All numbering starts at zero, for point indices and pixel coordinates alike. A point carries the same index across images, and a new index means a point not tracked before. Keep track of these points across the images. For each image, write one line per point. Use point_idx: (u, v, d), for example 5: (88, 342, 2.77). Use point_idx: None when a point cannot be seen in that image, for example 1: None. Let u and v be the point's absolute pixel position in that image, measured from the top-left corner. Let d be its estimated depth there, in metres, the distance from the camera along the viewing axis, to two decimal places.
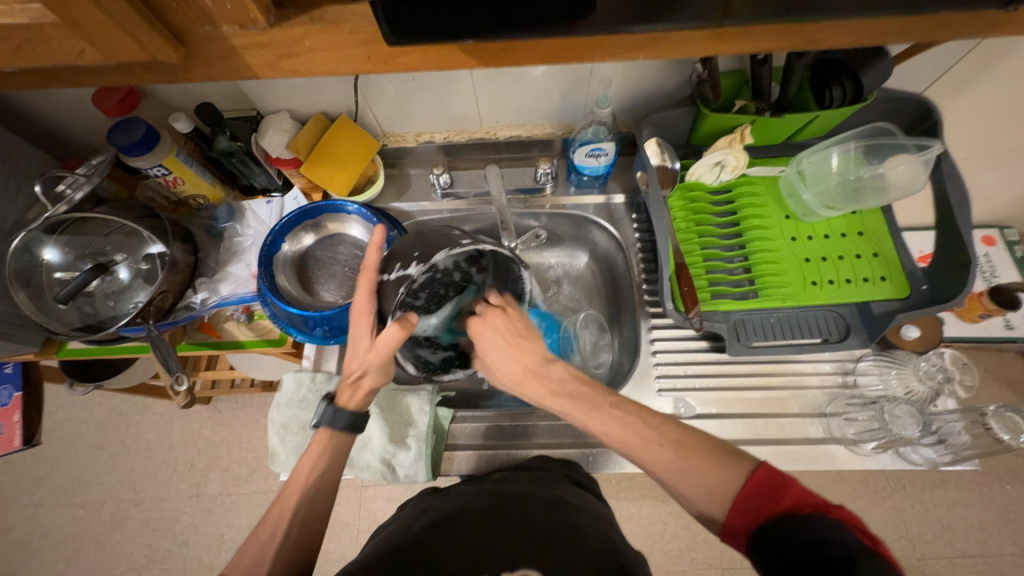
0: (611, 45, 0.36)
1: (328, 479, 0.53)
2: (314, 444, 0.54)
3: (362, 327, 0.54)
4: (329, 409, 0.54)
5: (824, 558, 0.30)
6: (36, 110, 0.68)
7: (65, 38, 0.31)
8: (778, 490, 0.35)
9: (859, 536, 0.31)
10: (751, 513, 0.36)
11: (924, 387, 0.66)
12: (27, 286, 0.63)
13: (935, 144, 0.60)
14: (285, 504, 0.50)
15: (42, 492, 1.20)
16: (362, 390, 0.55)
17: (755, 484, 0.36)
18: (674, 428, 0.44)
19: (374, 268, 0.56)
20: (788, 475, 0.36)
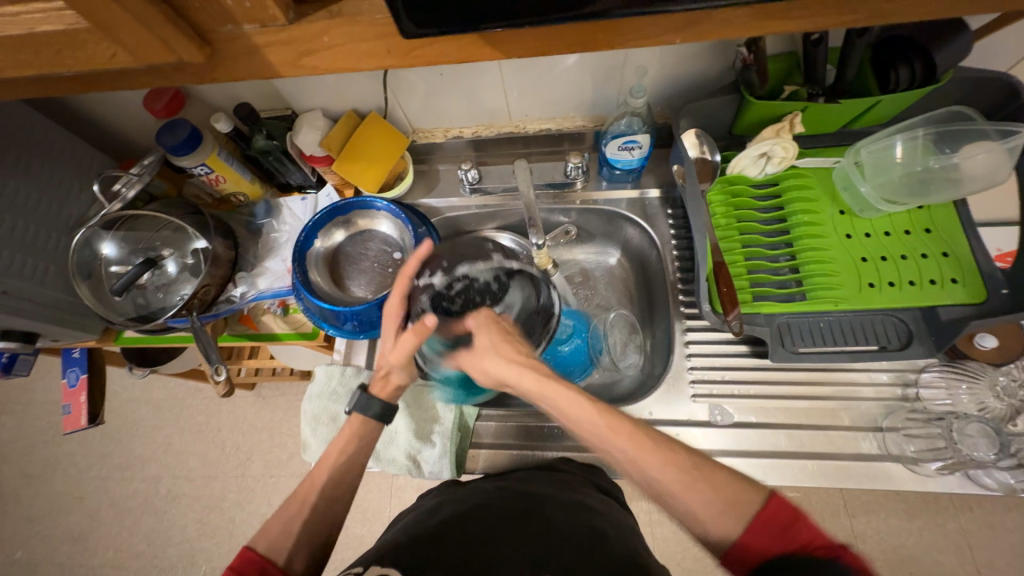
0: (642, 28, 0.34)
1: (355, 462, 0.54)
2: (347, 427, 0.55)
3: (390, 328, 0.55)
4: (361, 395, 0.55)
5: None
6: (95, 114, 0.73)
7: (98, 43, 0.32)
8: (793, 524, 0.36)
9: None
10: (765, 543, 0.37)
11: (1003, 404, 0.59)
12: (88, 278, 0.68)
13: (1023, 129, 0.53)
14: (313, 481, 0.52)
15: (108, 466, 1.32)
16: (391, 384, 0.57)
17: (768, 516, 0.37)
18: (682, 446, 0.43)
19: (409, 275, 0.54)
20: (801, 509, 0.37)
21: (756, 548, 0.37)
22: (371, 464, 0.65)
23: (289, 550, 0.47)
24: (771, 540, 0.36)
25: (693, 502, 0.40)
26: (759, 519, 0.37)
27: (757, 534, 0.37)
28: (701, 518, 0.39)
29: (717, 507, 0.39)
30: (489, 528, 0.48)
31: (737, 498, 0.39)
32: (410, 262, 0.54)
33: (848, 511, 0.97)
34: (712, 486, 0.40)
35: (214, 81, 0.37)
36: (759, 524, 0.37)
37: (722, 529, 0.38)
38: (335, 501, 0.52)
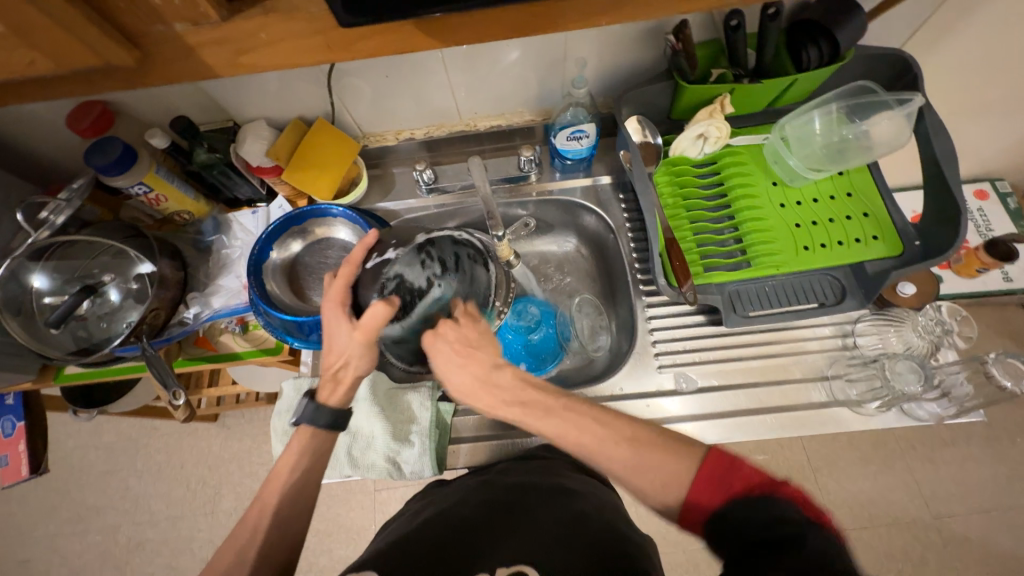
0: (575, 12, 0.36)
1: (308, 480, 0.52)
2: (295, 440, 0.53)
3: (336, 316, 0.53)
4: (310, 405, 0.54)
5: (777, 535, 0.33)
6: (12, 137, 0.68)
7: (13, 49, 0.30)
8: (734, 464, 0.39)
9: (802, 510, 0.34)
10: (710, 492, 0.38)
11: (924, 341, 0.65)
12: (18, 314, 0.63)
13: (915, 97, 0.59)
14: (263, 503, 0.50)
15: (58, 522, 1.21)
16: (342, 385, 0.55)
17: (710, 468, 0.39)
18: (629, 424, 0.46)
19: (356, 262, 0.56)
20: (736, 457, 0.39)
21: (700, 500, 0.39)
22: (349, 472, 0.64)
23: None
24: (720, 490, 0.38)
25: (642, 464, 0.43)
26: (699, 471, 0.40)
27: (700, 486, 0.39)
28: (651, 493, 0.41)
29: (665, 470, 0.42)
30: (461, 522, 0.49)
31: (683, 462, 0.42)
32: (358, 249, 0.57)
33: (812, 466, 1.04)
34: (659, 450, 0.43)
35: (146, 85, 0.36)
36: (705, 475, 0.39)
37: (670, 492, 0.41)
38: (298, 515, 0.51)
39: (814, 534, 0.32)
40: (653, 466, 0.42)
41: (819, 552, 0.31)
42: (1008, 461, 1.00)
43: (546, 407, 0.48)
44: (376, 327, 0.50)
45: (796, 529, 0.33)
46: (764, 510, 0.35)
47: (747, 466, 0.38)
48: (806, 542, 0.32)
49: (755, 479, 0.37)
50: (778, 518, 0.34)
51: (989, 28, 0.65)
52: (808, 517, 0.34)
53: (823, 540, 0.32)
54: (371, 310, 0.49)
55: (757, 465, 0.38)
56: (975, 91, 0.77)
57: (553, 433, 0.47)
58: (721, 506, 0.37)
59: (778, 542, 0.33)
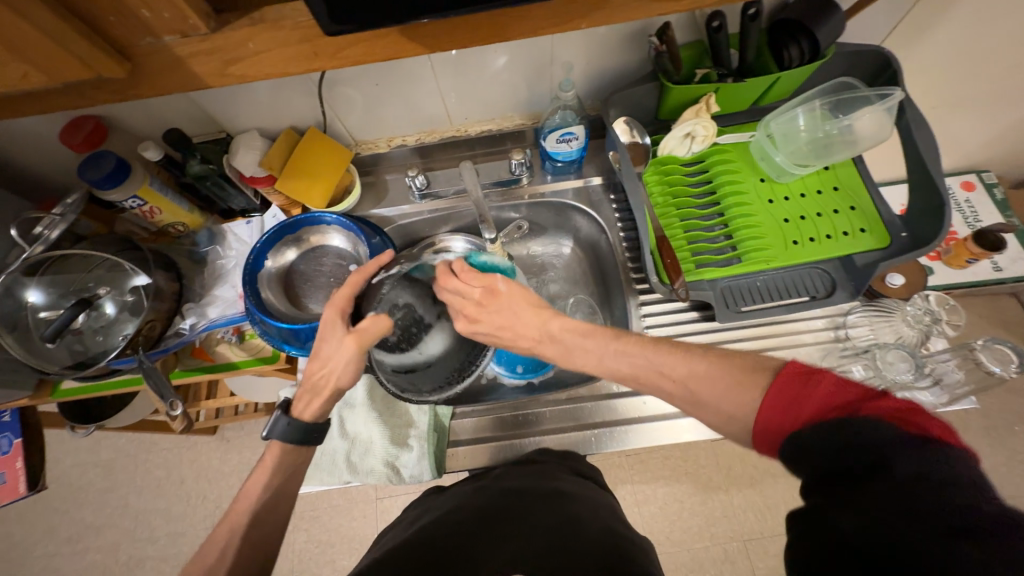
0: (556, 15, 0.36)
1: (283, 492, 0.54)
2: (268, 452, 0.55)
3: (331, 323, 0.51)
4: (282, 420, 0.55)
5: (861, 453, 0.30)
6: (5, 153, 0.68)
7: (6, 64, 0.31)
8: (809, 382, 0.36)
9: (895, 426, 0.30)
10: (783, 417, 0.36)
11: (914, 331, 0.67)
12: (13, 329, 0.63)
13: (896, 91, 0.60)
14: (234, 520, 0.51)
15: (57, 541, 1.20)
16: (317, 399, 0.55)
17: (779, 392, 0.37)
18: (682, 361, 0.46)
19: (366, 273, 0.54)
20: (813, 373, 0.36)
21: (774, 424, 0.37)
22: (348, 479, 0.63)
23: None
24: (788, 412, 0.36)
25: (706, 396, 0.43)
26: (770, 396, 0.38)
27: (772, 407, 0.37)
28: (721, 425, 0.43)
29: (734, 400, 0.41)
30: (455, 529, 0.49)
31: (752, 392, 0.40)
32: (370, 263, 0.54)
33: None
34: (721, 381, 0.43)
35: (138, 97, 0.36)
36: (777, 392, 0.37)
37: (742, 419, 0.40)
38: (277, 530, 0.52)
39: (908, 452, 0.29)
40: (716, 398, 0.43)
41: (912, 478, 0.28)
42: (1006, 450, 1.01)
43: (600, 352, 0.51)
44: (369, 341, 0.48)
45: (884, 453, 0.29)
46: (847, 431, 0.31)
47: (825, 382, 0.35)
48: (895, 469, 0.28)
49: (836, 397, 0.34)
50: (863, 442, 0.30)
51: (964, 23, 0.67)
52: (901, 433, 0.30)
53: (918, 459, 0.28)
54: (371, 322, 0.47)
55: (841, 379, 0.34)
56: (955, 84, 0.78)
57: (624, 374, 0.50)
58: (796, 430, 0.35)
59: (863, 469, 0.30)
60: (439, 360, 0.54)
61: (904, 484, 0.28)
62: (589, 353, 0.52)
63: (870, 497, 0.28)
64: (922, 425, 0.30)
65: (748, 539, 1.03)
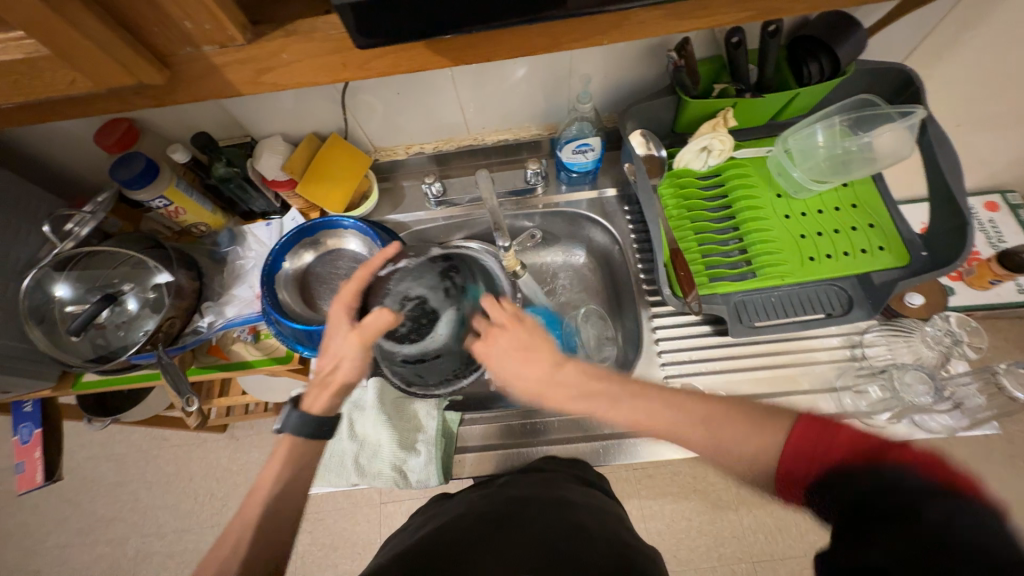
0: (579, 32, 0.37)
1: (294, 486, 0.54)
2: (279, 447, 0.55)
3: (340, 316, 0.54)
4: (294, 414, 0.55)
5: (885, 505, 0.31)
6: (43, 153, 0.71)
7: (56, 70, 0.32)
8: (827, 429, 0.37)
9: (919, 471, 0.31)
10: (807, 466, 0.37)
11: (933, 352, 0.65)
12: (41, 322, 0.65)
13: (918, 109, 0.60)
14: (246, 516, 0.52)
15: (68, 532, 1.22)
16: (327, 390, 0.56)
17: (799, 434, 0.39)
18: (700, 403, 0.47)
19: (372, 268, 0.55)
20: (831, 419, 0.38)
21: (798, 469, 0.38)
22: (356, 481, 0.64)
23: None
24: (807, 458, 0.38)
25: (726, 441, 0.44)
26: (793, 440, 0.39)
27: (797, 454, 0.38)
28: (729, 465, 0.43)
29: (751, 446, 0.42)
30: (464, 535, 0.49)
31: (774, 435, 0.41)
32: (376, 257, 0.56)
33: None
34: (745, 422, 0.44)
35: (175, 102, 0.38)
36: (795, 440, 0.39)
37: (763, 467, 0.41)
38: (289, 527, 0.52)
39: (938, 502, 0.29)
40: (735, 441, 0.43)
41: (942, 521, 0.28)
42: None
43: (614, 396, 0.50)
44: (376, 332, 0.48)
45: (910, 499, 0.30)
46: (874, 479, 0.32)
47: (845, 433, 0.36)
48: (923, 513, 0.29)
49: (856, 445, 0.35)
50: (885, 487, 0.31)
51: (990, 42, 0.66)
52: (932, 483, 0.30)
53: (948, 513, 0.28)
54: (374, 316, 0.47)
55: (858, 428, 0.36)
56: (980, 103, 0.77)
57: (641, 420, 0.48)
58: (817, 481, 0.36)
59: (889, 514, 0.30)
60: (452, 353, 0.48)
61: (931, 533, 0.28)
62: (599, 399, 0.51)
63: (892, 543, 0.29)
64: (942, 472, 0.30)
65: (757, 561, 1.01)
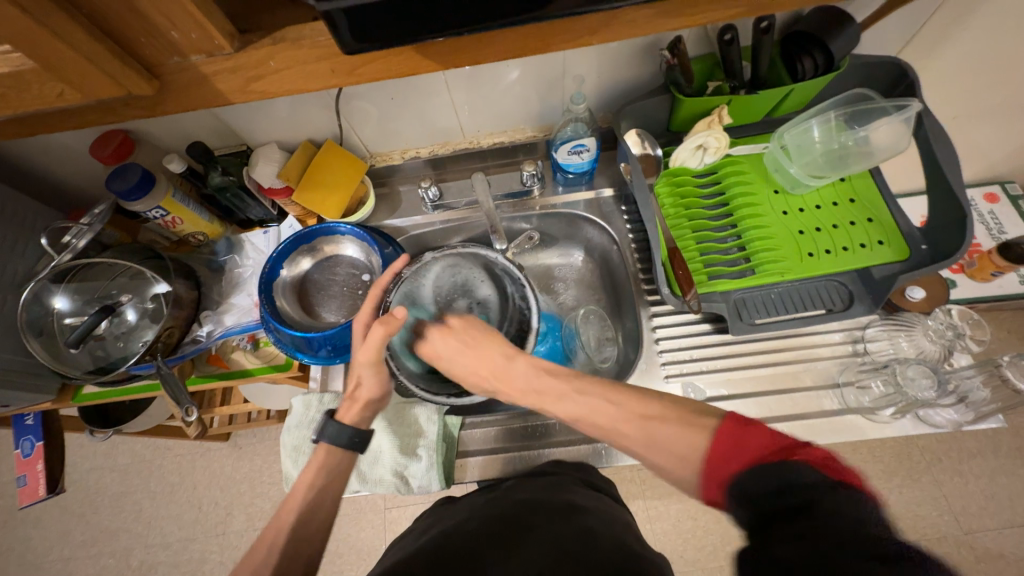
0: (568, 32, 0.37)
1: (328, 493, 0.54)
2: (314, 458, 0.56)
3: (358, 331, 0.60)
4: (330, 423, 0.56)
5: (789, 503, 0.31)
6: (39, 165, 0.71)
7: (43, 82, 0.32)
8: (744, 433, 0.36)
9: (823, 472, 0.31)
10: (717, 473, 0.37)
11: (936, 346, 0.64)
12: (40, 334, 0.65)
13: (913, 102, 0.60)
14: (280, 522, 0.51)
15: (72, 544, 1.22)
16: (358, 403, 0.58)
17: (725, 438, 0.37)
18: (642, 400, 0.47)
19: (381, 287, 0.62)
20: (755, 421, 0.37)
21: (716, 467, 0.37)
22: (357, 487, 0.63)
23: None
24: (731, 458, 0.36)
25: (662, 437, 0.43)
26: (710, 450, 0.38)
27: (714, 454, 0.37)
28: (672, 470, 0.41)
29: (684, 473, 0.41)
30: (471, 536, 0.49)
31: (701, 436, 0.40)
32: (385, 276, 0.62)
33: None
34: (681, 424, 0.43)
35: (165, 113, 0.38)
36: (719, 442, 0.38)
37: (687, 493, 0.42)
38: (307, 542, 0.51)
39: (833, 494, 0.29)
40: (671, 440, 0.42)
41: (837, 513, 0.28)
42: None
43: (559, 392, 0.52)
44: (378, 344, 0.56)
45: (812, 492, 0.30)
46: (785, 484, 0.31)
47: (760, 433, 0.36)
48: (820, 506, 0.29)
49: (769, 443, 0.35)
50: (792, 484, 0.31)
51: (984, 33, 0.66)
52: (829, 480, 0.30)
53: (843, 502, 0.29)
54: (375, 328, 0.55)
55: (775, 429, 0.35)
56: (977, 94, 0.77)
57: (577, 415, 0.50)
58: (740, 473, 0.35)
59: (792, 508, 0.30)
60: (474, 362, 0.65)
61: (826, 522, 0.28)
62: (544, 394, 0.53)
63: (800, 534, 0.28)
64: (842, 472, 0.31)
65: None
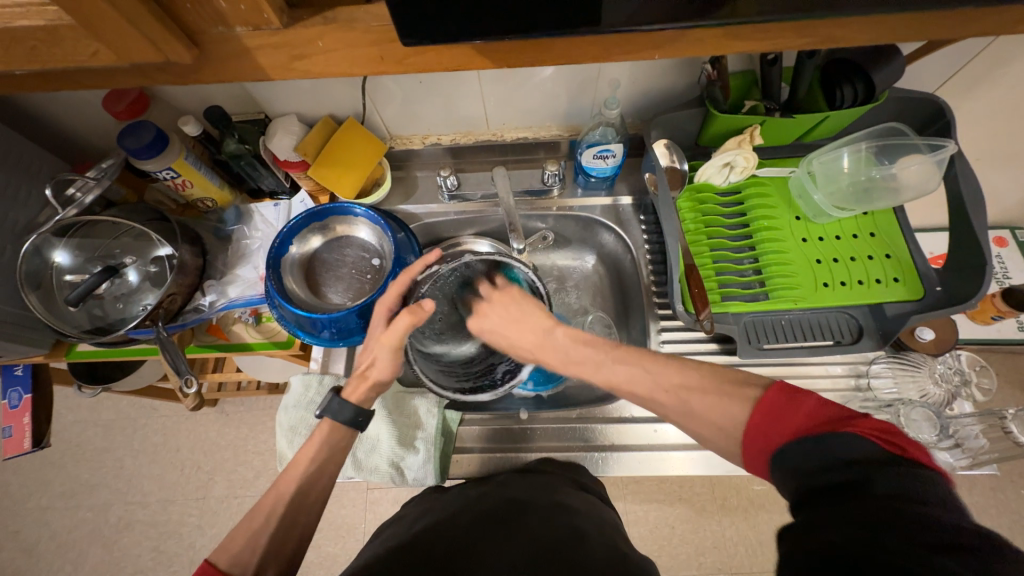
0: (624, 44, 0.36)
1: (324, 471, 0.54)
2: (318, 432, 0.56)
3: (380, 315, 0.60)
4: (335, 399, 0.56)
5: (843, 474, 0.32)
6: (49, 114, 0.68)
7: (79, 40, 0.31)
8: (795, 399, 0.38)
9: (876, 443, 0.32)
10: (766, 439, 0.38)
11: (940, 390, 0.66)
12: (37, 288, 0.63)
13: (948, 143, 0.59)
14: (279, 491, 0.52)
15: (50, 495, 1.21)
16: (366, 383, 0.58)
17: (771, 405, 0.39)
18: (677, 370, 0.48)
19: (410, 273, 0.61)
20: (801, 390, 0.38)
21: (766, 433, 0.38)
22: (352, 474, 0.63)
23: (255, 563, 0.47)
24: (780, 428, 0.37)
25: (698, 406, 0.44)
26: (756, 413, 0.39)
27: (763, 422, 0.39)
28: (709, 437, 0.44)
29: None
30: (460, 535, 0.48)
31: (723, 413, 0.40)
32: (416, 264, 0.61)
33: None
34: (706, 399, 0.43)
35: (198, 82, 0.36)
36: (764, 409, 0.39)
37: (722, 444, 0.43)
38: (298, 523, 0.51)
39: (886, 467, 0.31)
40: (707, 408, 0.44)
41: (891, 491, 0.30)
42: (1010, 513, 0.99)
43: (597, 360, 0.54)
44: (401, 333, 0.55)
45: (863, 466, 0.31)
46: (844, 460, 0.32)
47: (809, 402, 0.37)
48: (872, 483, 0.30)
49: (820, 415, 0.36)
50: (847, 457, 0.32)
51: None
52: (886, 451, 0.32)
53: (899, 480, 0.30)
54: (397, 319, 0.55)
55: (824, 400, 0.37)
56: (1005, 140, 0.76)
57: (616, 382, 0.51)
58: (788, 442, 0.36)
59: (842, 483, 0.32)
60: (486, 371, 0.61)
61: (882, 498, 0.29)
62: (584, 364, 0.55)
63: (854, 509, 0.30)
64: (896, 442, 0.32)
65: (734, 573, 1.03)
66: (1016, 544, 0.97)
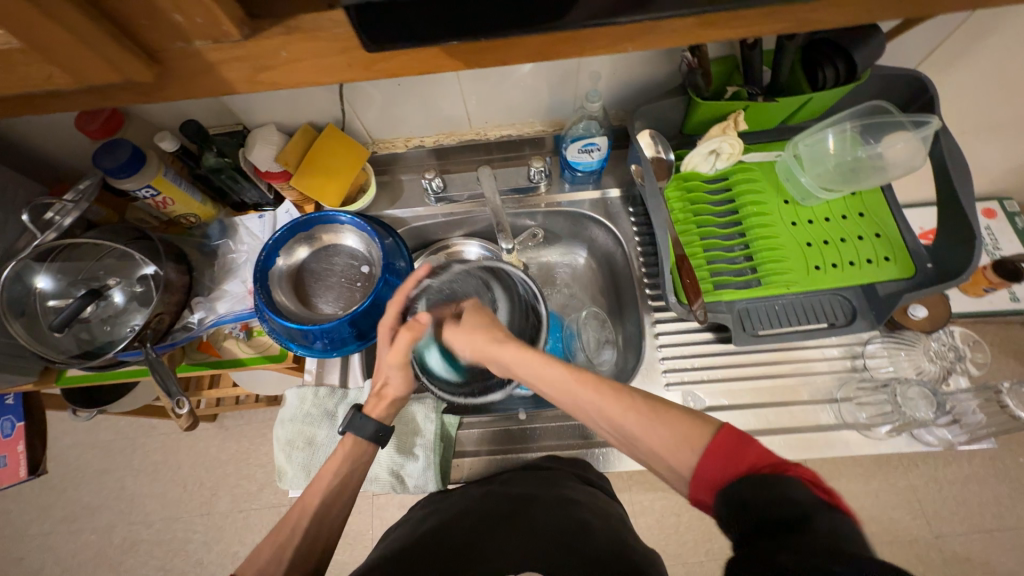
0: (596, 38, 0.35)
1: (349, 482, 0.54)
2: (339, 448, 0.55)
3: (384, 334, 0.59)
4: (357, 415, 0.56)
5: (786, 518, 0.31)
6: (20, 137, 0.67)
7: (33, 64, 0.30)
8: (742, 441, 0.36)
9: (813, 490, 0.32)
10: (712, 478, 0.36)
11: (935, 366, 0.67)
12: (21, 315, 0.62)
13: (933, 119, 0.59)
14: (305, 503, 0.52)
15: (53, 520, 1.20)
16: (385, 400, 0.58)
17: (718, 444, 0.37)
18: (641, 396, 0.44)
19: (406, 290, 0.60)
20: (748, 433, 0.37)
21: (711, 469, 0.36)
22: None
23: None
24: (725, 464, 0.36)
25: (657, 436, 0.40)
26: (706, 450, 0.37)
27: (711, 459, 0.37)
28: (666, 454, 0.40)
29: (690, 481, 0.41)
30: (464, 536, 0.48)
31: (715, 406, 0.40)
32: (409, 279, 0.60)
33: None
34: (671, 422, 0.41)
35: (163, 99, 0.35)
36: (712, 449, 0.37)
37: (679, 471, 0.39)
38: (320, 536, 0.50)
39: (824, 515, 0.31)
40: (663, 436, 0.40)
41: (833, 535, 0.30)
42: (1010, 481, 1.00)
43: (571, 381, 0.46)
44: (405, 349, 0.56)
45: (806, 510, 0.31)
46: (787, 504, 0.32)
47: (757, 445, 0.36)
48: (815, 524, 0.30)
49: (764, 457, 0.35)
50: (789, 502, 0.32)
51: (1005, 51, 0.65)
52: (819, 498, 0.32)
53: (836, 525, 0.30)
54: (397, 335, 0.55)
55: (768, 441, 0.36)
56: (988, 111, 0.76)
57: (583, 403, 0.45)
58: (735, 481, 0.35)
59: (790, 524, 0.31)
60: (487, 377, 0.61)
61: (825, 540, 0.29)
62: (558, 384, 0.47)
63: (800, 546, 0.29)
64: (831, 490, 0.33)
65: None
66: (1018, 511, 0.98)
